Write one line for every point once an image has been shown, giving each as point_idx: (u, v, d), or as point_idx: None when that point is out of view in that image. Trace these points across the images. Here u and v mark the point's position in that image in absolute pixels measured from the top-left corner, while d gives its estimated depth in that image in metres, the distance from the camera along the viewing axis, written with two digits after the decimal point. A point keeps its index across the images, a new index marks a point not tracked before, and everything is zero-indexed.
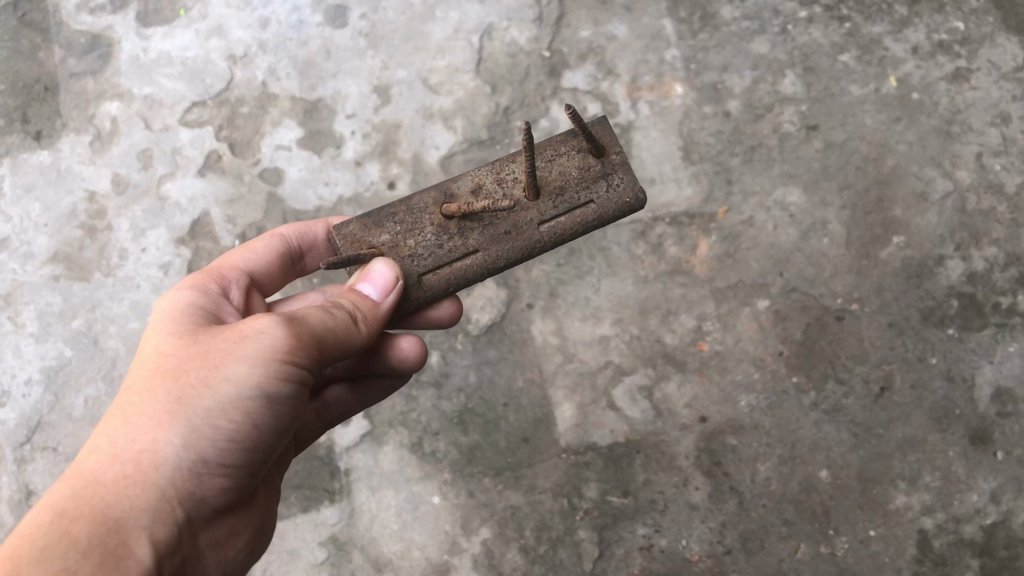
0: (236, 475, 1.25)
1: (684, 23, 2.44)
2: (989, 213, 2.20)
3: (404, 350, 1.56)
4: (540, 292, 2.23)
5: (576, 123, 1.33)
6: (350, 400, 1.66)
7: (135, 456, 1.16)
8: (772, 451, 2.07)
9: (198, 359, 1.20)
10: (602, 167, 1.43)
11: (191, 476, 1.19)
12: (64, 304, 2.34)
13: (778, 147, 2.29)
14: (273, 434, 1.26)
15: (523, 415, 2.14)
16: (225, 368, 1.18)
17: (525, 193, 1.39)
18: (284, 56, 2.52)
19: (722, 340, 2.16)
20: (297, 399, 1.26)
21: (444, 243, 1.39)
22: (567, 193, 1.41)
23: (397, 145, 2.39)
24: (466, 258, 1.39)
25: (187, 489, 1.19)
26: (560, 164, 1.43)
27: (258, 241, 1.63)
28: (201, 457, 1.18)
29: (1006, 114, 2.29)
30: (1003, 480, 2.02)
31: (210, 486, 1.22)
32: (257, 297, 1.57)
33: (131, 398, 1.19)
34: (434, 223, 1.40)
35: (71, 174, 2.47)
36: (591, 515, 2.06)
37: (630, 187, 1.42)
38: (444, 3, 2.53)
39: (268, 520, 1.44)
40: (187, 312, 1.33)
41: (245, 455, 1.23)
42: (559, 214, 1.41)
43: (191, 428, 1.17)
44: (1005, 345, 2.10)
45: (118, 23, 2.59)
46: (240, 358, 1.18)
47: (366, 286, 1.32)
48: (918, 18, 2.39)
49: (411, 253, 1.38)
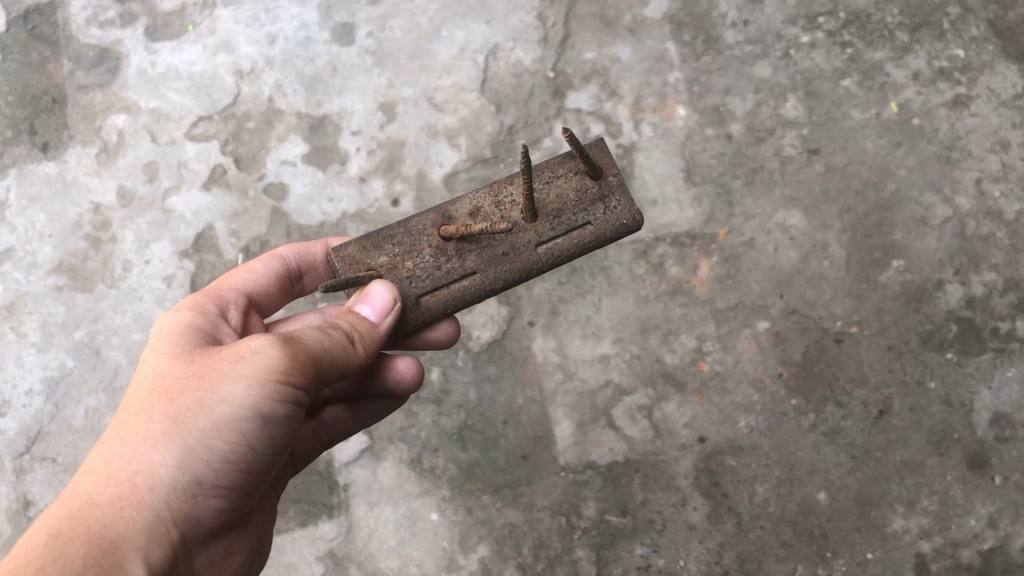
0: (231, 496, 1.25)
1: (688, 46, 2.46)
2: (988, 238, 2.22)
3: (401, 372, 1.56)
4: (541, 310, 2.24)
5: (574, 146, 1.35)
6: (347, 420, 1.67)
7: (130, 478, 1.16)
8: (771, 473, 2.08)
9: (194, 380, 1.21)
10: (600, 189, 1.44)
11: (186, 497, 1.19)
12: (66, 314, 2.35)
13: (780, 169, 2.31)
14: (270, 455, 1.26)
15: (523, 433, 2.14)
16: (220, 389, 1.18)
17: (522, 215, 1.40)
18: (291, 73, 2.54)
19: (722, 361, 2.16)
20: (294, 419, 1.26)
21: (442, 265, 1.41)
22: (565, 214, 1.43)
23: (402, 162, 2.41)
24: (464, 280, 1.41)
25: (182, 510, 1.19)
26: (558, 186, 1.44)
27: (257, 261, 1.64)
28: (196, 478, 1.19)
29: (1005, 141, 2.31)
30: (1001, 505, 2.02)
31: (205, 506, 1.22)
32: (255, 317, 1.59)
33: (128, 419, 1.20)
34: (432, 245, 1.41)
35: (76, 185, 2.48)
36: (589, 534, 2.07)
37: (627, 209, 1.43)
38: (450, 22, 2.55)
39: (263, 540, 1.44)
40: (186, 334, 1.35)
41: (240, 476, 1.23)
42: (557, 236, 1.42)
43: (186, 449, 1.17)
44: (1004, 370, 2.11)
45: (127, 36, 2.62)
46: (236, 378, 1.18)
47: (365, 308, 1.33)
48: (920, 45, 2.42)
49: (409, 275, 1.40)
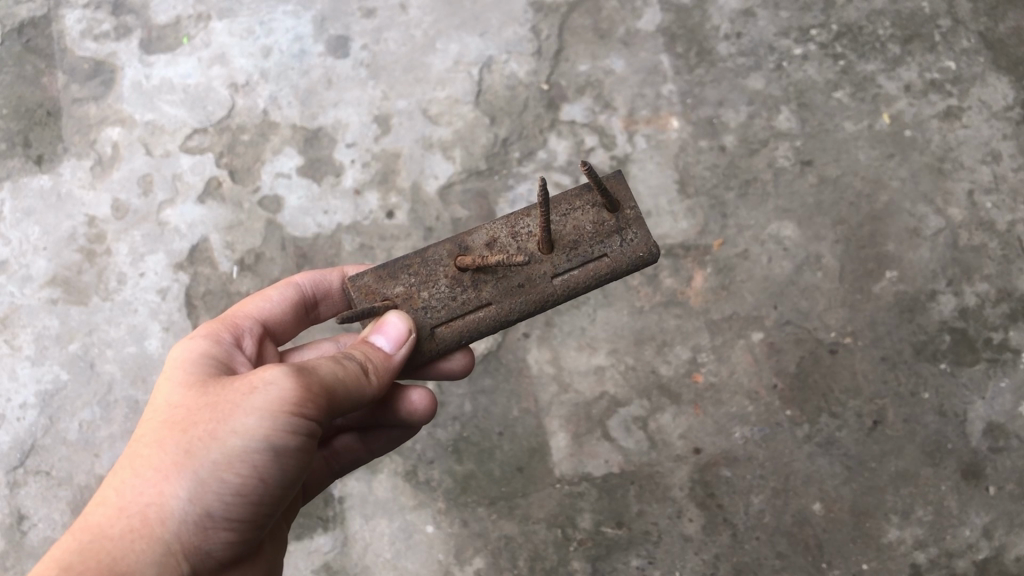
0: (242, 529, 1.25)
1: (682, 58, 2.48)
2: (980, 249, 2.23)
3: (414, 403, 1.57)
4: (536, 322, 2.24)
5: (592, 179, 1.35)
6: (358, 449, 1.67)
7: (141, 510, 1.16)
8: (766, 484, 2.08)
9: (208, 412, 1.21)
10: (617, 222, 1.44)
11: (197, 530, 1.18)
12: (61, 326, 2.35)
13: (773, 180, 2.32)
14: (282, 487, 1.26)
15: (518, 445, 2.14)
16: (233, 420, 1.18)
17: (540, 248, 1.41)
18: (286, 85, 2.54)
19: (716, 372, 2.17)
20: (306, 451, 1.25)
21: (457, 296, 1.41)
22: (581, 246, 1.43)
23: (397, 174, 2.42)
24: (479, 310, 1.41)
25: (193, 542, 1.18)
26: (575, 218, 1.45)
27: (273, 289, 1.64)
28: (207, 510, 1.18)
29: (997, 153, 2.32)
30: (995, 515, 2.03)
31: (216, 539, 1.21)
32: (270, 345, 1.59)
33: (141, 451, 1.21)
34: (448, 275, 1.42)
35: (71, 199, 2.48)
36: (584, 546, 2.07)
37: (644, 242, 1.44)
38: (444, 35, 2.56)
39: (274, 570, 1.43)
40: (200, 362, 1.35)
41: (252, 508, 1.23)
42: (573, 268, 1.43)
43: (198, 480, 1.17)
44: (997, 380, 2.11)
45: (122, 50, 2.62)
46: (248, 410, 1.19)
47: (380, 338, 1.34)
48: (911, 57, 2.43)
49: (424, 305, 1.40)
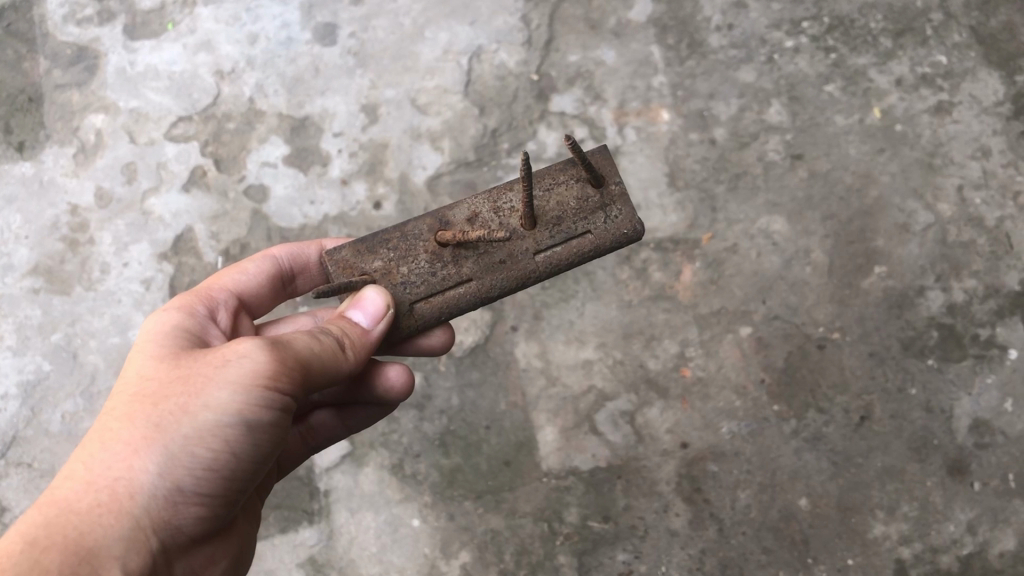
0: (213, 505, 1.23)
1: (673, 50, 2.46)
2: (969, 245, 2.23)
3: (391, 379, 1.55)
4: (524, 315, 2.23)
5: (575, 154, 1.33)
6: (335, 425, 1.66)
7: (110, 485, 1.14)
8: (752, 479, 2.08)
9: (179, 385, 1.19)
10: (601, 198, 1.43)
11: (167, 505, 1.17)
12: (43, 317, 2.32)
13: (763, 175, 2.31)
14: (254, 463, 1.25)
15: (505, 439, 2.14)
16: (206, 393, 1.17)
17: (522, 223, 1.39)
18: (272, 73, 2.51)
19: (704, 366, 2.16)
20: (279, 426, 1.24)
21: (438, 271, 1.39)
22: (564, 223, 1.42)
23: (384, 164, 2.39)
24: (459, 287, 1.39)
25: (163, 518, 1.17)
26: (558, 194, 1.43)
27: (248, 261, 1.62)
28: (178, 485, 1.16)
29: (987, 148, 2.31)
30: (980, 511, 2.03)
31: (186, 515, 1.20)
32: (245, 318, 1.57)
33: (109, 424, 1.18)
34: (429, 250, 1.40)
35: (53, 186, 2.45)
36: (571, 540, 2.06)
37: (628, 219, 1.43)
38: (433, 23, 2.53)
39: (245, 549, 1.41)
40: (173, 335, 1.33)
41: (223, 483, 1.22)
42: (556, 244, 1.41)
43: (168, 455, 1.15)
44: (983, 376, 2.12)
45: (105, 35, 2.58)
46: (221, 383, 1.17)
47: (357, 314, 1.33)
48: (903, 51, 2.42)
49: (404, 281, 1.38)
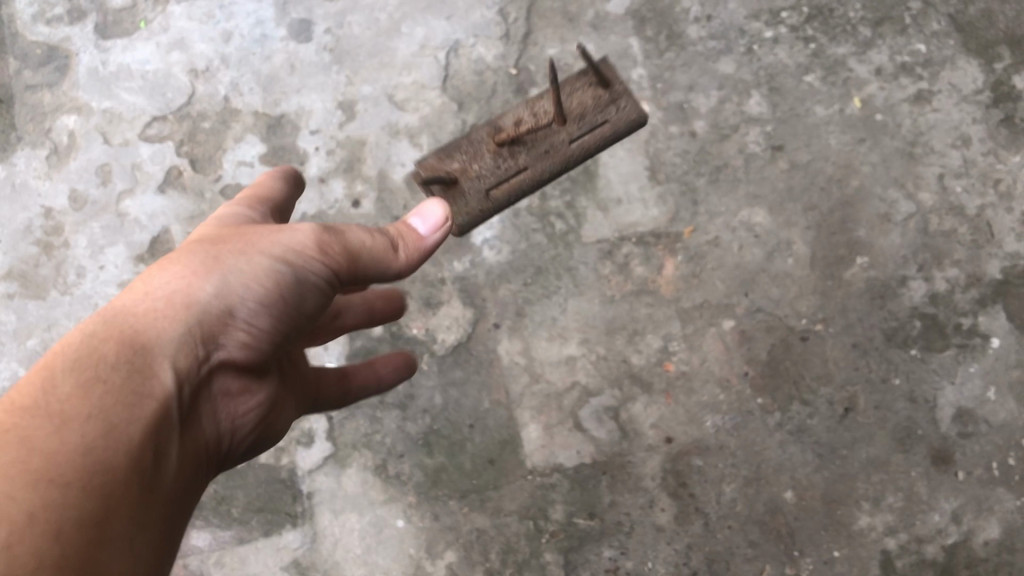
0: (254, 346, 1.28)
1: (651, 42, 2.44)
2: (950, 234, 2.22)
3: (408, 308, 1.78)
4: (507, 312, 2.21)
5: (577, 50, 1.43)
6: (365, 371, 1.80)
7: (166, 296, 1.18)
8: (738, 473, 2.07)
9: (240, 237, 1.27)
10: (609, 93, 1.51)
11: (215, 326, 1.21)
12: (18, 322, 2.29)
13: (744, 167, 2.30)
14: (294, 319, 1.30)
15: (489, 437, 2.12)
16: (268, 246, 1.24)
17: (555, 116, 1.47)
18: (247, 71, 2.48)
19: (687, 360, 2.15)
20: (323, 292, 1.30)
21: (501, 166, 1.48)
22: (587, 115, 1.50)
23: (362, 162, 2.36)
24: (521, 175, 1.48)
25: (209, 338, 1.21)
26: (576, 94, 1.52)
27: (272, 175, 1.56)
28: (230, 310, 1.22)
29: (967, 137, 2.31)
30: (964, 500, 2.03)
31: (229, 347, 1.24)
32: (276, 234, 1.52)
33: (171, 257, 1.24)
34: (490, 152, 1.50)
35: (26, 189, 2.41)
36: (557, 538, 2.05)
37: (634, 108, 1.49)
38: (410, 18, 2.50)
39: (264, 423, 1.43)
40: (233, 217, 1.39)
41: (267, 325, 1.27)
42: (585, 133, 1.49)
43: (226, 283, 1.21)
44: (966, 366, 2.11)
45: (76, 34, 2.55)
46: (280, 240, 1.25)
47: (416, 221, 1.37)
48: (882, 40, 2.41)
49: (477, 177, 1.48)
